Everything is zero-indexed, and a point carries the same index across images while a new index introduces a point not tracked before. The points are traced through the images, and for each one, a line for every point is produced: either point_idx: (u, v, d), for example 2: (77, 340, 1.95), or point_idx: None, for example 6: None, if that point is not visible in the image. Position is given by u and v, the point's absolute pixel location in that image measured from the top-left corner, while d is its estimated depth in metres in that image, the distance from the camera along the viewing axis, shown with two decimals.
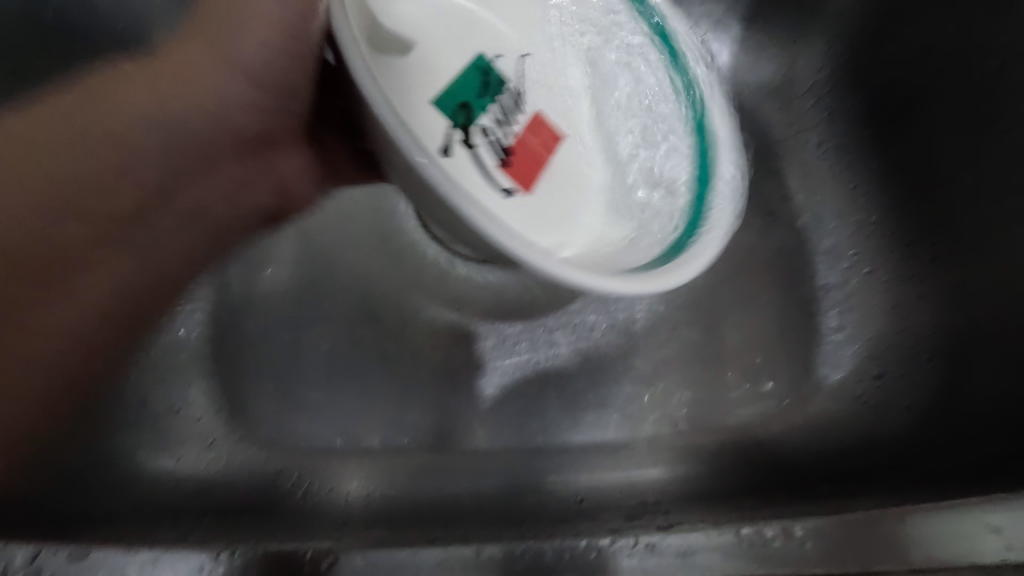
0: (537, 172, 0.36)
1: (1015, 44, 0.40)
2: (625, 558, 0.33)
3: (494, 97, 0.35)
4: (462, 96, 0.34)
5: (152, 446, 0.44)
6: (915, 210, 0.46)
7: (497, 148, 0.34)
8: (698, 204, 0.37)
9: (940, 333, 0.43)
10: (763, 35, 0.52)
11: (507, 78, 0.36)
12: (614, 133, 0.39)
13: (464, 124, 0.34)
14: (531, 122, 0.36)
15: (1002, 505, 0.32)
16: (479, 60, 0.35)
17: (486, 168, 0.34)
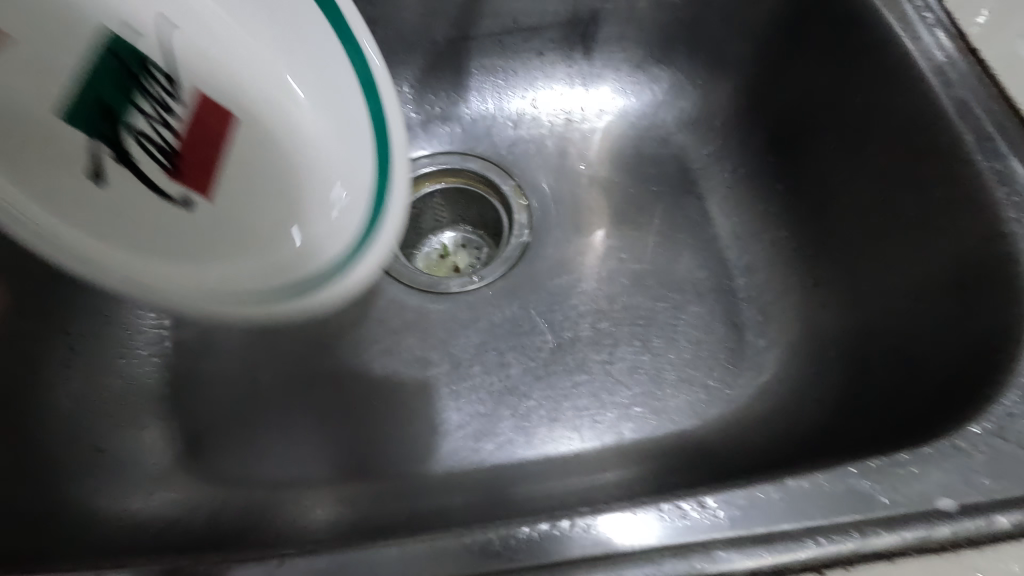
0: (214, 172, 0.35)
1: (869, 83, 0.46)
2: (563, 541, 0.28)
3: (142, 87, 0.34)
4: (104, 96, 0.32)
5: (107, 492, 0.44)
6: (812, 227, 0.52)
7: (159, 155, 0.33)
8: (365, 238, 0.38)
9: (842, 333, 0.48)
10: (675, 83, 0.61)
11: (151, 61, 0.35)
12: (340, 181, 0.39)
13: (110, 133, 0.32)
14: (187, 110, 0.35)
15: (925, 456, 0.29)
16: (111, 41, 0.34)
17: (151, 179, 0.33)
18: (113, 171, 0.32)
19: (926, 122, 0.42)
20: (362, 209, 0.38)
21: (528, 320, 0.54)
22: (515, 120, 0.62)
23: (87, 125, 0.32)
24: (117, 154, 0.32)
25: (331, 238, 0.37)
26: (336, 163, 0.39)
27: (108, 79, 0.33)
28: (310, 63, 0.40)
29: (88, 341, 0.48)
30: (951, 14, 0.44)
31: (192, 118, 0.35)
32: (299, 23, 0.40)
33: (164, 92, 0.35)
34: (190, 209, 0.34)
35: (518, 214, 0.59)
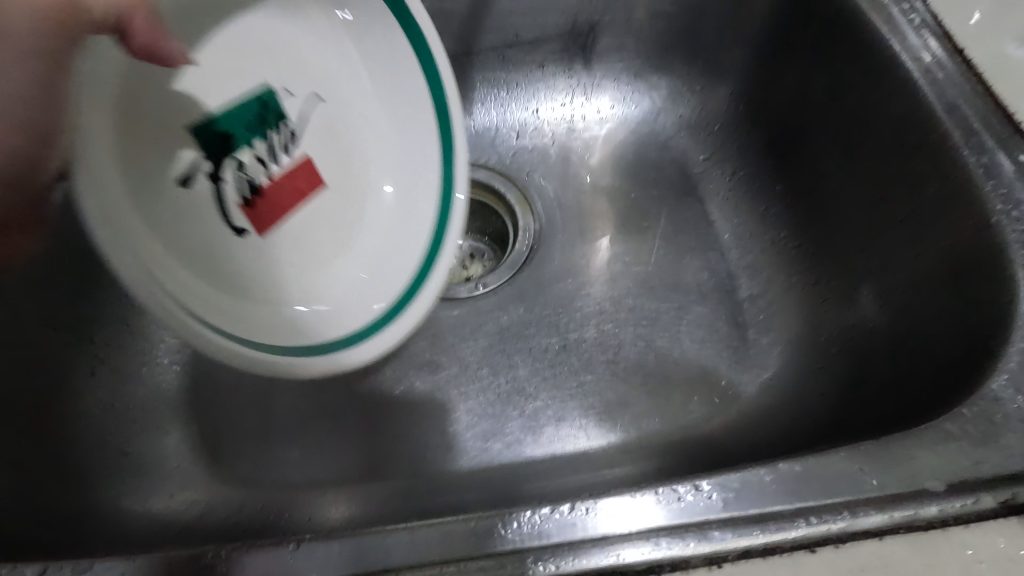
0: (280, 218, 0.40)
1: (860, 84, 0.47)
2: (562, 523, 0.29)
3: (266, 134, 0.39)
4: (230, 129, 0.37)
5: (132, 493, 0.46)
6: (810, 227, 0.53)
7: (243, 188, 0.38)
8: (408, 294, 0.44)
9: (843, 329, 0.48)
10: (673, 90, 0.62)
11: (286, 116, 0.40)
12: (395, 237, 0.45)
13: (217, 154, 0.36)
14: (293, 165, 0.40)
15: (910, 437, 0.31)
16: (263, 92, 0.39)
17: (225, 205, 0.37)
18: (198, 181, 0.36)
19: (915, 119, 0.43)
20: (414, 264, 0.45)
21: (534, 323, 0.55)
22: (518, 130, 0.64)
23: (202, 141, 0.36)
24: (212, 171, 0.36)
25: (369, 303, 0.43)
26: (394, 225, 0.45)
27: (245, 116, 0.38)
28: (397, 132, 0.46)
29: (112, 350, 0.50)
30: (938, 16, 0.45)
31: (292, 173, 0.40)
32: (403, 96, 0.46)
33: (285, 142, 0.40)
34: (241, 236, 0.38)
35: (523, 219, 0.61)
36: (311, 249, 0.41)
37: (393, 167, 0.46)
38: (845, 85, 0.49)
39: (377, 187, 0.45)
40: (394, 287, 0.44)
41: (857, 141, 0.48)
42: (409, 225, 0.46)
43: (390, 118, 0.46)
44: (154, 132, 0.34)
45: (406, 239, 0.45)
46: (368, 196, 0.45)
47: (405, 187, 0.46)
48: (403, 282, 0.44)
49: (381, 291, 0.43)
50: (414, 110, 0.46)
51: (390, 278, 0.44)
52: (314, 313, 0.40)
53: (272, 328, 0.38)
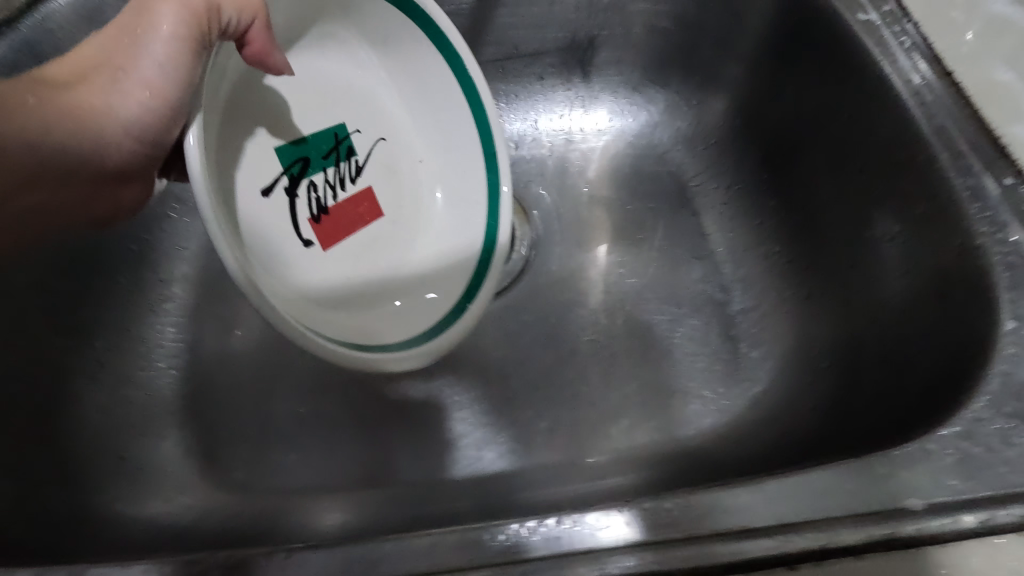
0: (342, 234, 0.46)
1: (852, 103, 0.48)
2: (548, 536, 0.30)
3: (337, 163, 0.46)
4: (308, 152, 0.44)
5: (128, 496, 0.47)
6: (803, 243, 0.54)
7: (314, 205, 0.44)
8: (465, 298, 0.48)
9: (833, 345, 0.49)
10: (670, 104, 0.63)
11: (356, 151, 0.47)
12: (450, 248, 0.50)
13: (296, 173, 0.44)
14: (356, 191, 0.46)
15: (892, 455, 0.31)
16: (339, 128, 0.46)
17: (298, 218, 0.44)
18: (278, 192, 0.43)
19: (904, 142, 0.44)
20: (468, 272, 0.49)
21: (529, 333, 0.56)
22: (517, 140, 0.64)
23: (287, 157, 0.43)
24: (289, 185, 0.43)
25: (431, 308, 0.48)
26: (447, 238, 0.50)
27: (320, 145, 0.45)
28: (445, 154, 0.51)
29: (112, 355, 0.51)
30: (928, 39, 0.45)
31: (356, 198, 0.47)
32: (455, 127, 0.50)
33: (352, 171, 0.46)
34: (308, 247, 0.44)
35: (519, 230, 0.61)
36: (373, 262, 0.47)
37: (446, 185, 0.51)
38: (838, 103, 0.50)
39: (433, 206, 0.51)
40: (452, 293, 0.48)
41: (849, 159, 0.49)
42: (461, 236, 0.50)
43: (443, 150, 0.51)
44: (246, 133, 0.42)
45: (459, 249, 0.49)
46: (425, 213, 0.50)
47: (457, 201, 0.51)
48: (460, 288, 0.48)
49: (440, 297, 0.48)
50: (460, 129, 0.50)
51: (448, 286, 0.49)
52: (381, 317, 0.46)
53: (346, 326, 0.44)
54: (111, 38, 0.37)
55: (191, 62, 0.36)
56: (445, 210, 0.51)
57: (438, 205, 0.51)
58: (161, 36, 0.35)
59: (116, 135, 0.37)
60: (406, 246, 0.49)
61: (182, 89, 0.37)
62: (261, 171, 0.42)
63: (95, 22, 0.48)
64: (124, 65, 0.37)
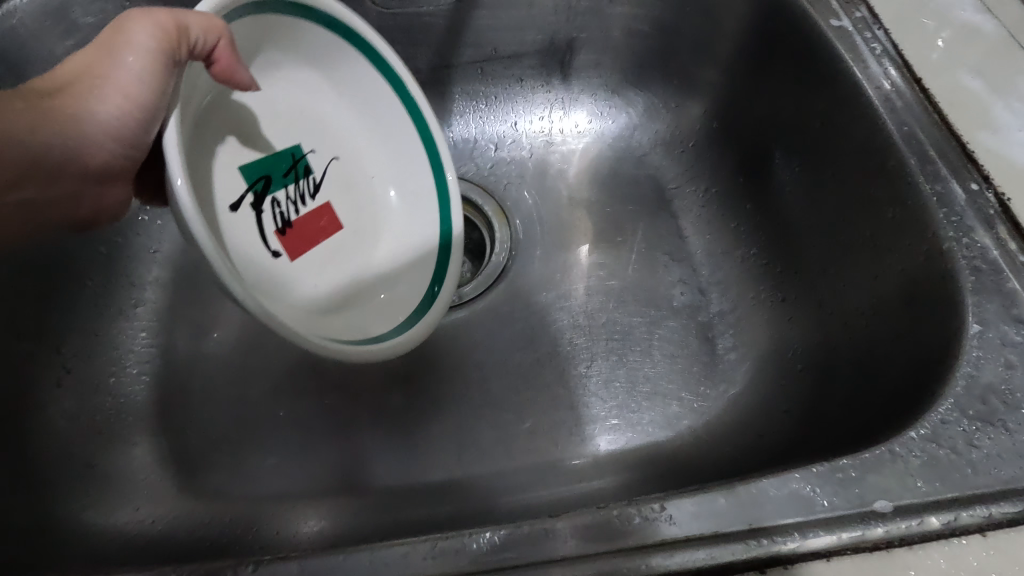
0: (308, 246, 0.45)
1: (826, 109, 0.49)
2: (522, 544, 0.30)
3: (297, 180, 0.45)
4: (269, 171, 0.43)
5: (97, 507, 0.45)
6: (778, 246, 0.54)
7: (279, 219, 0.43)
8: (428, 295, 0.49)
9: (807, 347, 0.50)
10: (649, 107, 0.63)
11: (313, 168, 0.46)
12: (408, 249, 0.50)
13: (260, 190, 0.43)
14: (317, 206, 0.46)
15: (860, 460, 0.32)
16: (296, 149, 0.45)
17: (264, 232, 0.42)
18: (244, 209, 0.41)
19: (876, 147, 0.45)
20: (429, 270, 0.49)
21: (509, 335, 0.56)
22: (497, 142, 0.64)
23: (251, 174, 0.42)
24: (254, 201, 0.42)
25: (400, 304, 0.48)
26: (404, 240, 0.50)
27: (279, 164, 0.44)
28: (393, 159, 0.51)
29: (79, 361, 0.50)
30: (899, 46, 0.46)
31: (317, 213, 0.46)
32: (397, 131, 0.51)
33: (311, 188, 0.46)
34: (277, 258, 0.43)
35: (499, 232, 0.61)
36: (343, 268, 0.46)
37: (397, 190, 0.51)
38: (812, 109, 0.50)
39: (388, 211, 0.51)
40: (414, 290, 0.49)
41: (823, 165, 0.50)
42: (419, 238, 0.50)
43: (389, 155, 0.51)
44: (213, 144, 0.41)
45: (417, 250, 0.50)
46: (382, 217, 0.50)
47: (410, 205, 0.51)
48: (424, 286, 0.49)
49: (405, 294, 0.48)
50: (406, 136, 0.51)
51: (411, 283, 0.49)
52: (363, 313, 0.46)
53: (337, 328, 0.43)
54: (89, 47, 0.37)
55: (165, 76, 0.36)
56: (399, 214, 0.51)
57: (392, 209, 0.51)
58: (133, 50, 0.35)
59: (99, 141, 0.37)
60: (372, 251, 0.49)
61: (158, 94, 0.36)
62: (229, 183, 0.41)
63: (61, 21, 0.47)
64: (101, 75, 0.36)
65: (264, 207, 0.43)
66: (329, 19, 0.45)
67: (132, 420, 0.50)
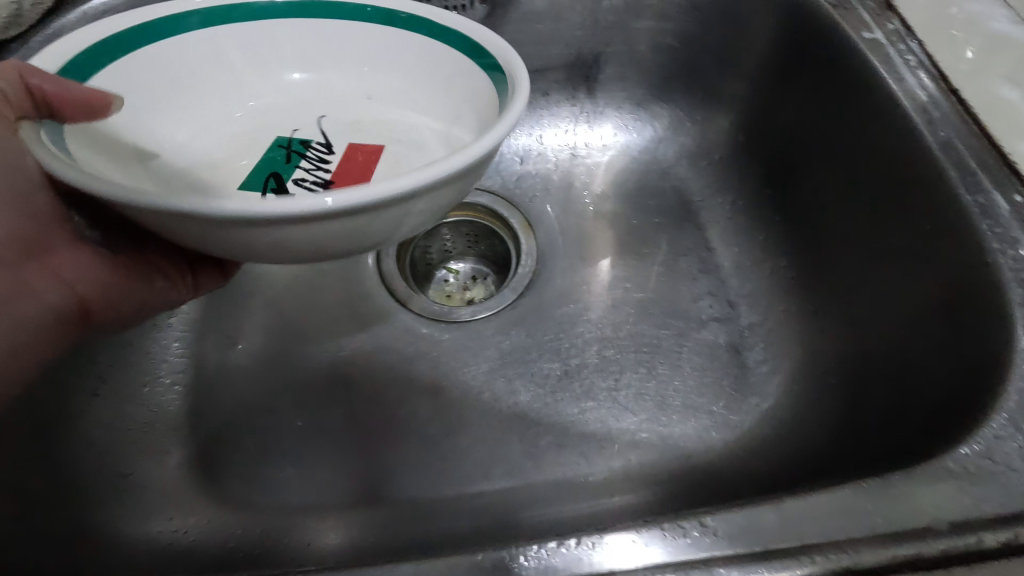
0: (367, 184, 0.37)
1: (857, 121, 0.49)
2: (567, 558, 0.30)
3: (302, 155, 0.40)
4: (271, 165, 0.39)
5: (134, 517, 0.46)
6: (809, 258, 0.54)
7: (316, 187, 0.37)
8: (507, 103, 0.34)
9: (842, 360, 0.49)
10: (674, 119, 0.63)
11: (308, 138, 0.41)
12: (460, 117, 0.39)
13: (275, 186, 0.37)
14: (342, 148, 0.40)
15: (911, 475, 0.31)
16: (279, 138, 0.41)
17: (322, 204, 0.37)
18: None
19: (913, 157, 0.44)
20: (495, 105, 0.35)
21: (536, 346, 0.55)
22: (522, 155, 0.65)
23: (256, 181, 0.38)
24: (266, 194, 0.35)
25: (491, 117, 0.30)
26: (463, 117, 0.39)
27: (269, 151, 0.40)
28: (395, 69, 0.42)
29: (113, 370, 0.50)
30: (933, 57, 0.46)
31: (348, 152, 0.39)
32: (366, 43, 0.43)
33: (322, 147, 0.40)
34: (357, 215, 0.36)
35: (524, 244, 0.61)
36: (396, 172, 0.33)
37: (424, 93, 0.42)
38: (844, 121, 0.50)
39: (437, 108, 0.40)
40: (494, 123, 0.34)
41: (856, 177, 0.49)
42: (474, 97, 0.38)
43: (384, 69, 0.43)
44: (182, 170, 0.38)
45: (475, 110, 0.38)
46: (434, 122, 0.39)
47: (451, 85, 0.40)
48: (507, 100, 0.31)
49: (491, 128, 0.32)
50: (380, 46, 0.43)
51: (486, 121, 0.34)
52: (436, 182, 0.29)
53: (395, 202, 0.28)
54: None
55: None
56: (441, 103, 0.40)
57: (433, 104, 0.41)
58: None
59: None
60: (437, 143, 0.35)
61: None
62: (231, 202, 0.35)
63: None
64: None
65: (295, 198, 0.37)
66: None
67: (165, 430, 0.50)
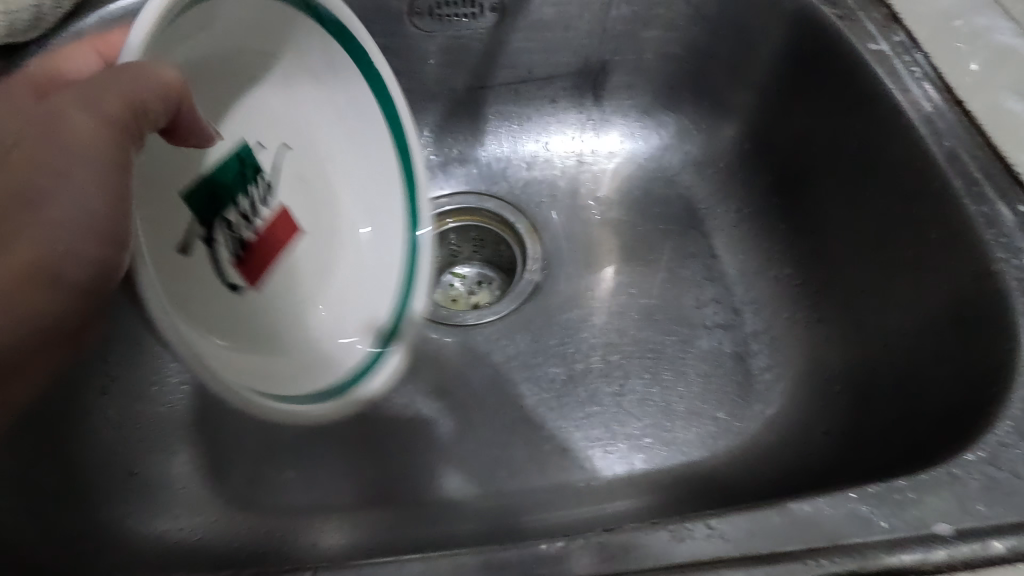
0: (268, 269, 0.41)
1: (863, 131, 0.49)
2: (575, 558, 0.30)
3: (246, 187, 0.40)
4: (214, 186, 0.37)
5: (140, 515, 0.46)
6: (815, 266, 0.54)
7: (234, 245, 0.39)
8: (408, 286, 0.46)
9: (847, 368, 0.49)
10: (680, 127, 0.64)
11: (262, 167, 0.41)
12: (336, 239, 0.46)
13: (210, 215, 0.37)
14: (273, 214, 0.41)
15: (916, 482, 0.31)
16: (240, 146, 0.39)
17: (222, 264, 0.38)
18: (194, 247, 0.36)
19: (920, 167, 0.45)
20: (400, 270, 0.46)
21: (541, 351, 0.56)
22: (529, 161, 0.65)
23: (193, 203, 0.36)
24: (204, 231, 0.37)
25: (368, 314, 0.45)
26: (366, 242, 0.47)
27: (223, 173, 0.38)
28: (353, 153, 0.46)
29: (123, 368, 0.51)
30: (938, 69, 0.47)
31: (273, 222, 0.41)
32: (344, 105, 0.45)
33: (263, 192, 0.41)
34: (241, 293, 0.39)
35: (530, 249, 0.62)
36: (294, 286, 0.42)
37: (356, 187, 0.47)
38: (850, 132, 0.51)
39: (346, 214, 0.46)
40: (373, 299, 0.45)
41: (862, 187, 0.50)
42: (368, 234, 0.47)
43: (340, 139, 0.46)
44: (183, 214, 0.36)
45: (353, 253, 0.46)
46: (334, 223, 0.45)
47: (367, 201, 0.47)
48: (394, 295, 0.46)
49: (362, 309, 0.45)
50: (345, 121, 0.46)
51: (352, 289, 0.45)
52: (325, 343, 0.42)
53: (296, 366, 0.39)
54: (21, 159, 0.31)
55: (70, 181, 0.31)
56: (354, 208, 0.47)
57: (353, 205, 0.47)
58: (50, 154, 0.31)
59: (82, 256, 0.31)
60: (299, 260, 0.43)
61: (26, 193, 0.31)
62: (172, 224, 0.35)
63: None
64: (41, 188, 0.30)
65: (213, 242, 0.37)
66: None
67: (171, 429, 0.50)
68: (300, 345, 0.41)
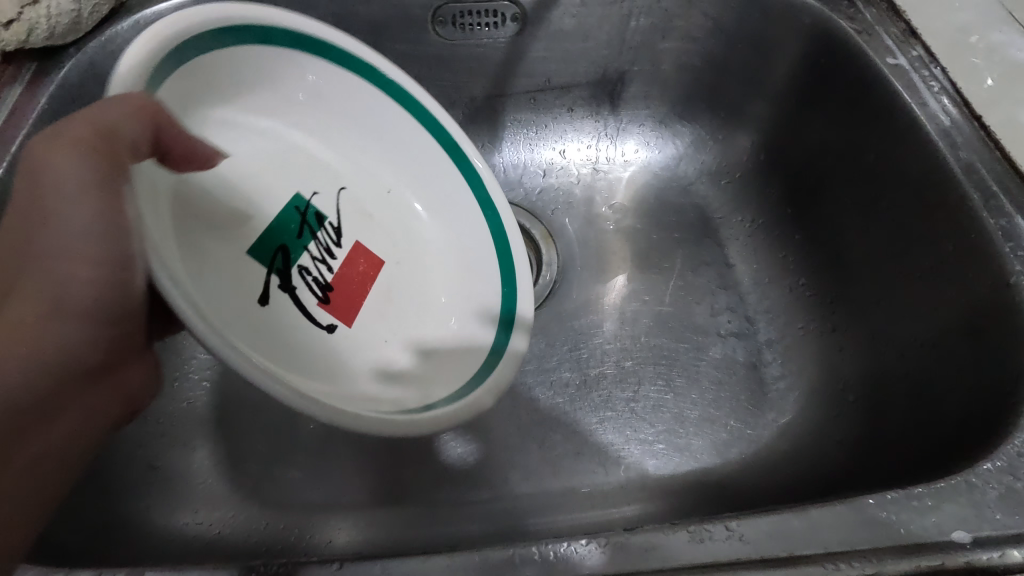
0: (357, 304, 0.43)
1: (880, 144, 0.50)
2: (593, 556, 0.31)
3: (312, 235, 0.43)
4: (282, 239, 0.41)
5: (161, 507, 0.47)
6: (830, 276, 0.54)
7: (315, 287, 0.42)
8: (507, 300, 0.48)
9: (862, 377, 0.50)
10: (695, 137, 0.65)
11: (324, 214, 0.44)
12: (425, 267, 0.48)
13: (282, 266, 0.40)
14: (348, 252, 0.44)
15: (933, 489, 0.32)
16: (297, 199, 0.42)
17: (309, 309, 0.41)
18: (273, 295, 0.39)
19: (937, 180, 0.45)
20: (497, 285, 0.48)
21: (556, 355, 0.56)
22: (546, 168, 0.66)
23: (264, 256, 0.39)
24: (281, 280, 0.40)
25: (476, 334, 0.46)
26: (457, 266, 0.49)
27: (283, 226, 0.41)
28: (421, 184, 0.49)
29: None
30: (956, 84, 0.47)
31: (349, 259, 0.44)
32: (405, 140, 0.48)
33: (331, 236, 0.44)
34: (333, 332, 0.41)
35: (546, 255, 0.62)
36: (385, 317, 0.45)
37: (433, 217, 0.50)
38: (867, 143, 0.51)
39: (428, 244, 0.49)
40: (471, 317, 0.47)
41: (877, 199, 0.51)
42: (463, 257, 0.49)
43: (406, 169, 0.49)
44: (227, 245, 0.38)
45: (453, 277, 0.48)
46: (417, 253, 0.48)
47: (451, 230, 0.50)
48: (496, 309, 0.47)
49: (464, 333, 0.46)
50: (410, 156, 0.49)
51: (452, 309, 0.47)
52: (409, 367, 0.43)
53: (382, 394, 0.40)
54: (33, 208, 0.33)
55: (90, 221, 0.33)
56: (438, 236, 0.49)
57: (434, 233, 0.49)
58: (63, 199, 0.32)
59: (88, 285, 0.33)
60: (386, 292, 0.45)
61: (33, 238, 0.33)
62: (236, 268, 0.38)
63: None
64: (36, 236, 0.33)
65: (293, 291, 0.40)
66: (271, 31, 0.41)
67: (191, 425, 0.51)
68: (388, 368, 0.43)
